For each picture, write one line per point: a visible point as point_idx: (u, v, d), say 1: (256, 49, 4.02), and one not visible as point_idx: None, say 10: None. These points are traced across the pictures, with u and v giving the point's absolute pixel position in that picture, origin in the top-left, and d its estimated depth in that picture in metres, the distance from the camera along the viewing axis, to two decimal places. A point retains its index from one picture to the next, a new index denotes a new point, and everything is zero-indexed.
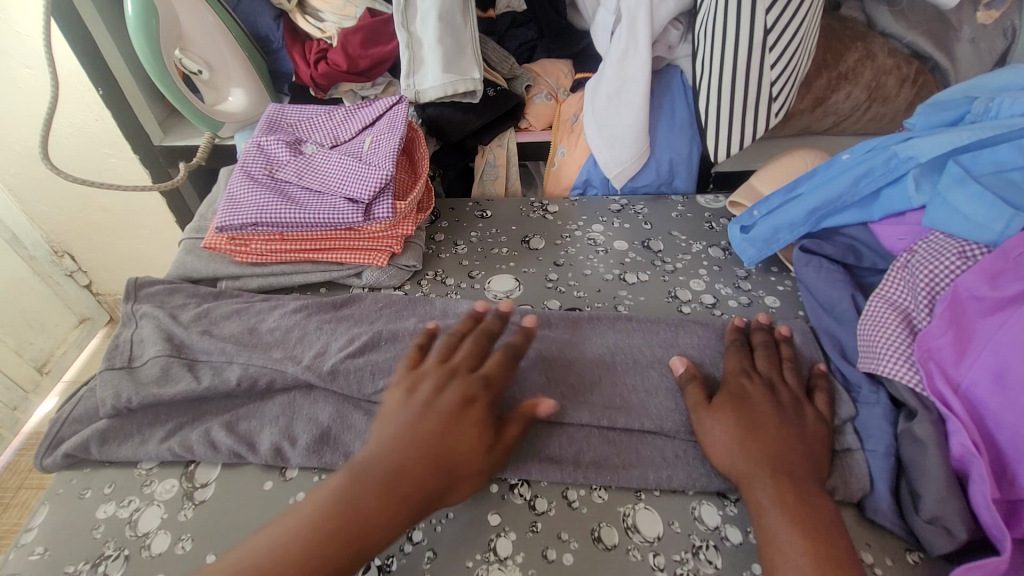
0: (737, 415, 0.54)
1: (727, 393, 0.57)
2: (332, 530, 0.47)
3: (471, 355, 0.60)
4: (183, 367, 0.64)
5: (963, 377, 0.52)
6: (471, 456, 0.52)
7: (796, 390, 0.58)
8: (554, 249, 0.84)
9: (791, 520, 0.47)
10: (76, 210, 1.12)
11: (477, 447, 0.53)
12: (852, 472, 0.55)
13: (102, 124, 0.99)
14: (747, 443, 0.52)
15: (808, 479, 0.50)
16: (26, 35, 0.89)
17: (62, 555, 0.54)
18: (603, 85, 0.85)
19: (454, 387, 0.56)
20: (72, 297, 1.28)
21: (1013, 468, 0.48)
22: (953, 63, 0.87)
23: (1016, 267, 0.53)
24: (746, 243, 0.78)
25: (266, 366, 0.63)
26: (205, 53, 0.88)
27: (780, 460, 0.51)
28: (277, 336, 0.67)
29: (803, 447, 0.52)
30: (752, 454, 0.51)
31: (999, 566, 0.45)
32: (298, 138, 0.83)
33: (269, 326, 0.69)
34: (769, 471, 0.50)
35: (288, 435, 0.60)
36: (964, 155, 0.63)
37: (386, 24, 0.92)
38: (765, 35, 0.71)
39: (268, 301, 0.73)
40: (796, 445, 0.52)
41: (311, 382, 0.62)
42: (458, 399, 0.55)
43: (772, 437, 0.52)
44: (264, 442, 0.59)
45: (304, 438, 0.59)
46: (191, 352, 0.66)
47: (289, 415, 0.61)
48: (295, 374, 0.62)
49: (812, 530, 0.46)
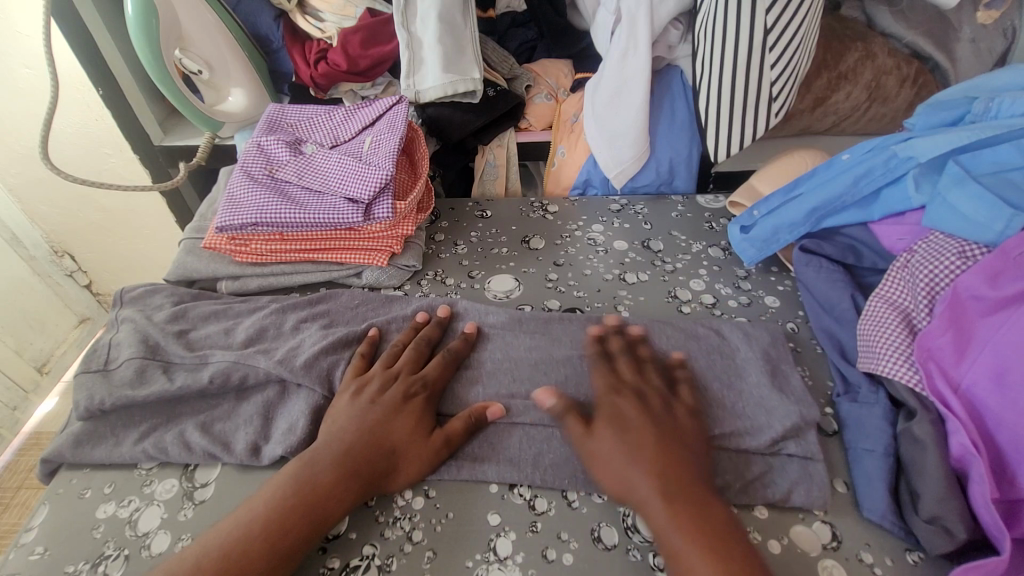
0: (612, 430, 0.53)
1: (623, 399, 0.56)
2: (293, 526, 0.49)
3: (412, 359, 0.63)
4: (159, 370, 0.63)
5: (964, 377, 0.52)
6: (409, 445, 0.56)
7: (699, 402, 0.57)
8: (554, 249, 0.84)
9: (685, 529, 0.47)
10: (75, 210, 1.12)
11: (418, 438, 0.57)
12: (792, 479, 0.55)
13: (102, 123, 0.99)
14: (628, 456, 0.51)
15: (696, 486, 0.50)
16: (26, 35, 0.89)
17: (62, 555, 0.54)
18: (603, 85, 0.85)
19: (395, 389, 0.60)
20: (73, 296, 1.27)
21: (1014, 468, 0.48)
22: (954, 62, 0.87)
23: (1015, 267, 0.53)
24: (746, 243, 0.78)
25: (237, 362, 0.62)
26: (204, 53, 0.87)
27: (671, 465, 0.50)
28: (277, 336, 0.67)
29: (697, 456, 0.52)
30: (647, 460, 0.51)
31: (998, 565, 0.45)
32: (298, 138, 0.83)
33: (249, 326, 0.68)
34: (651, 482, 0.50)
35: (264, 436, 0.60)
36: (963, 155, 0.63)
37: (386, 24, 0.92)
38: (764, 35, 0.71)
39: (248, 304, 0.73)
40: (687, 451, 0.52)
41: (283, 378, 0.62)
42: (398, 396, 0.59)
43: (665, 443, 0.52)
44: (265, 443, 0.59)
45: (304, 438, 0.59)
46: (164, 354, 0.65)
47: (289, 415, 0.61)
48: (267, 370, 0.62)
49: (708, 537, 0.46)
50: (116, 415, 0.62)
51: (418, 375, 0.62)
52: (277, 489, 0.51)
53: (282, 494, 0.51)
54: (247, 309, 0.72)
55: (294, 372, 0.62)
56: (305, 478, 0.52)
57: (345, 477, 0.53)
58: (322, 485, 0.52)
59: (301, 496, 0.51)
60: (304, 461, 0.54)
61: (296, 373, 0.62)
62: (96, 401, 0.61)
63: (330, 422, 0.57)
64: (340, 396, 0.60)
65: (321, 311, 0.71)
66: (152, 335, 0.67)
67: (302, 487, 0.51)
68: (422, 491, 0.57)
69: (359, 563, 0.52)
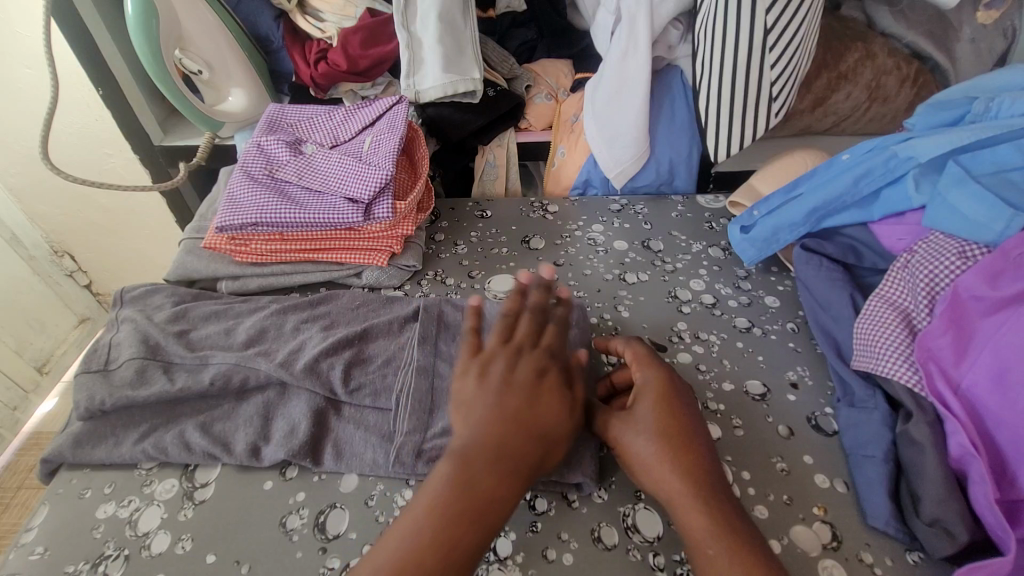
0: (666, 432, 0.52)
1: (653, 375, 0.56)
2: (463, 535, 0.45)
3: (530, 331, 0.57)
4: (159, 370, 0.63)
5: (963, 377, 0.52)
6: (560, 421, 0.51)
7: (684, 406, 0.54)
8: (554, 249, 0.84)
9: (722, 543, 0.46)
10: (76, 210, 1.12)
11: (562, 408, 0.51)
12: (807, 485, 0.57)
13: (102, 123, 0.99)
14: (680, 459, 0.50)
15: (723, 494, 0.49)
16: (25, 34, 0.89)
17: (62, 556, 0.54)
18: (603, 84, 0.85)
19: (523, 364, 0.53)
20: (72, 296, 1.27)
21: (1014, 468, 0.48)
22: (953, 62, 0.87)
23: (1016, 266, 0.52)
24: (746, 243, 0.78)
25: (239, 364, 0.63)
26: (204, 53, 0.88)
27: (673, 420, 0.53)
28: (278, 337, 0.67)
29: (715, 476, 0.50)
30: (674, 455, 0.50)
31: (1004, 566, 0.45)
32: (298, 138, 0.83)
33: (247, 325, 0.68)
34: (704, 496, 0.48)
35: (264, 436, 0.60)
36: (964, 155, 0.63)
37: (386, 24, 0.92)
38: (764, 35, 0.71)
39: (247, 304, 0.73)
40: (702, 433, 0.53)
41: (284, 379, 0.62)
42: (534, 371, 0.53)
43: (680, 433, 0.52)
44: (265, 444, 0.59)
45: (302, 438, 0.59)
46: (165, 354, 0.65)
47: (289, 414, 0.61)
48: (270, 373, 0.62)
49: (740, 553, 0.45)
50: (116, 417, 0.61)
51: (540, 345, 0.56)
52: (436, 495, 0.46)
53: (494, 494, 0.46)
54: (246, 308, 0.72)
55: (294, 372, 0.62)
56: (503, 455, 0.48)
57: (502, 469, 0.47)
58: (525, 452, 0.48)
59: (487, 508, 0.46)
60: (457, 462, 0.48)
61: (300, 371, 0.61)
62: (95, 401, 0.61)
63: (461, 412, 0.51)
64: (459, 385, 0.53)
65: (319, 313, 0.71)
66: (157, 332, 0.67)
67: (465, 490, 0.46)
68: None
69: None
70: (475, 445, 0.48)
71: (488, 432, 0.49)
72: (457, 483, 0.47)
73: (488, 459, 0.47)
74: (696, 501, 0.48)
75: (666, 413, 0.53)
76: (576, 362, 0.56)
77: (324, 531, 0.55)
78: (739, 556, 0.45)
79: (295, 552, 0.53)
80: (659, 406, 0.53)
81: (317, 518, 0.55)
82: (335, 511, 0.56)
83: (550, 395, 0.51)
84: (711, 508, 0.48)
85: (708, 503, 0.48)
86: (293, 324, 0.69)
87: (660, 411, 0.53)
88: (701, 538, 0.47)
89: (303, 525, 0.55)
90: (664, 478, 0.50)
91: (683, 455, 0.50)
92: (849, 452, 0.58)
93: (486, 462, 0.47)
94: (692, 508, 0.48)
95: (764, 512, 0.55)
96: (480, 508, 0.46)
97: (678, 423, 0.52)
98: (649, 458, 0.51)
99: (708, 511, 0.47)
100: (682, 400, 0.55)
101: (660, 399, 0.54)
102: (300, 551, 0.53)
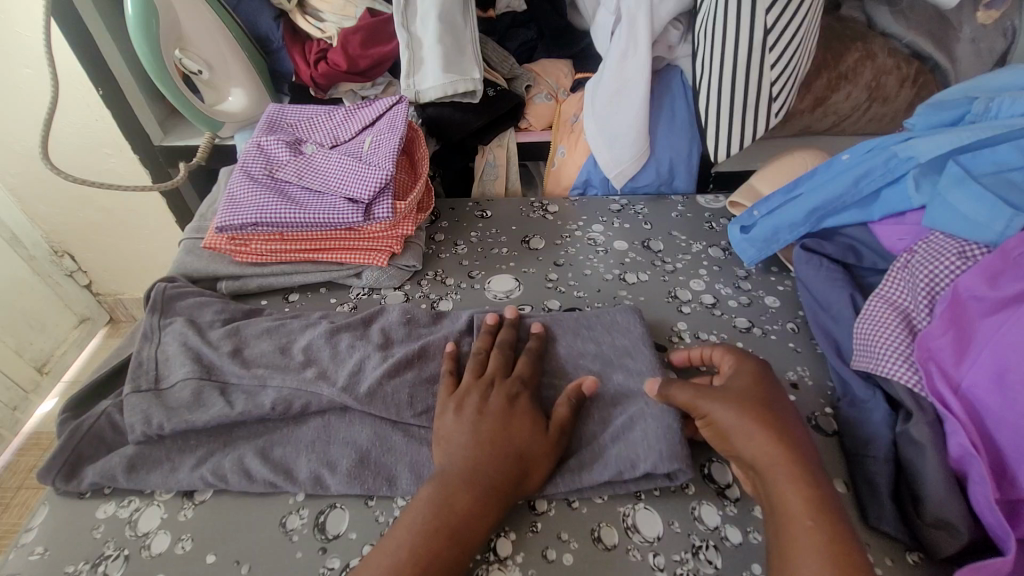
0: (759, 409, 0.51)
1: (747, 361, 0.56)
2: (438, 549, 0.47)
3: (500, 365, 0.61)
4: (215, 392, 0.61)
5: (963, 377, 0.52)
6: (532, 444, 0.54)
7: (780, 392, 0.54)
8: (554, 249, 0.84)
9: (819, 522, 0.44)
10: (76, 210, 1.12)
11: (535, 434, 0.55)
12: None
13: (103, 123, 0.99)
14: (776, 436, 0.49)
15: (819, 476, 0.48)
16: (25, 35, 0.89)
17: (61, 556, 0.54)
18: (603, 84, 0.85)
19: (495, 395, 0.57)
20: (72, 296, 1.27)
21: (1014, 468, 0.48)
22: (953, 63, 0.87)
23: (1016, 266, 0.53)
24: (746, 243, 0.78)
25: (300, 388, 0.60)
26: (204, 53, 0.88)
27: (764, 399, 0.52)
28: (334, 357, 0.64)
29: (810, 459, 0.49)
30: (769, 431, 0.49)
31: (1003, 566, 0.45)
32: (298, 138, 0.83)
33: (302, 344, 0.66)
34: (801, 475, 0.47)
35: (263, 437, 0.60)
36: (964, 155, 0.63)
37: (386, 24, 0.92)
38: (764, 35, 0.71)
39: (299, 320, 0.70)
40: (795, 416, 0.52)
41: (346, 404, 0.60)
42: (503, 400, 0.57)
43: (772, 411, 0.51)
44: (330, 473, 0.57)
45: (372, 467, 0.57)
46: (220, 374, 0.63)
47: (350, 439, 0.59)
48: (331, 398, 0.60)
49: (835, 533, 0.43)
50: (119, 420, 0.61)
51: (511, 376, 0.60)
52: (418, 513, 0.50)
53: (467, 514, 0.49)
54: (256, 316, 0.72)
55: (358, 398, 0.59)
56: (469, 477, 0.51)
57: (478, 491, 0.50)
58: (495, 473, 0.52)
59: (462, 527, 0.49)
60: (437, 484, 0.51)
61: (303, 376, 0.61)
62: (152, 424, 0.59)
63: (440, 444, 0.55)
64: (438, 416, 0.58)
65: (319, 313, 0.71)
66: (208, 350, 0.65)
67: (440, 506, 0.50)
68: None
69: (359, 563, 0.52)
70: (455, 466, 0.52)
71: (467, 455, 0.53)
72: (439, 499, 0.50)
73: (465, 483, 0.51)
74: (793, 480, 0.47)
75: (758, 393, 0.52)
76: (581, 390, 0.59)
77: (324, 531, 0.55)
78: (838, 538, 0.43)
79: (295, 552, 0.53)
80: (756, 388, 0.53)
81: (316, 518, 0.56)
82: (335, 511, 0.56)
83: (521, 421, 0.55)
84: (807, 487, 0.46)
85: (805, 480, 0.46)
86: (293, 325, 0.69)
87: (754, 391, 0.52)
88: (798, 514, 0.45)
89: (303, 525, 0.55)
90: (762, 453, 0.48)
91: (778, 432, 0.49)
92: (849, 452, 0.58)
93: (460, 481, 0.51)
94: (790, 485, 0.46)
95: None
96: (450, 526, 0.49)
97: (770, 404, 0.51)
98: (740, 428, 0.50)
99: (808, 490, 0.46)
100: (776, 385, 0.54)
101: (758, 382, 0.54)
102: (300, 551, 0.53)
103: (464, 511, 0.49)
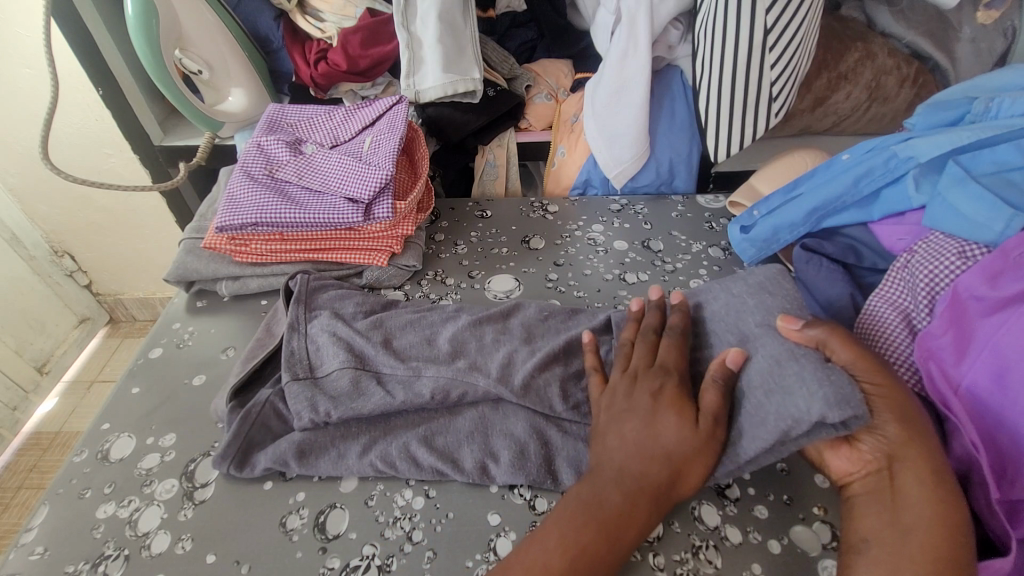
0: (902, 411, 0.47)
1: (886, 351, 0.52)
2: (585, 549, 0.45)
3: (644, 354, 0.56)
4: (374, 381, 0.60)
5: (963, 377, 0.52)
6: (685, 442, 0.48)
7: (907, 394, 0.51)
8: (554, 249, 0.84)
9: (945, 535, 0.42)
10: (76, 210, 1.11)
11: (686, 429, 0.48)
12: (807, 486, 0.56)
13: (102, 123, 0.99)
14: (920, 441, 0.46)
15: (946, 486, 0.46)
16: (24, 35, 0.89)
17: (61, 555, 0.54)
18: (603, 84, 0.85)
19: (640, 389, 0.52)
20: (71, 295, 1.28)
21: (1014, 469, 0.48)
22: (953, 63, 0.87)
23: (1016, 266, 0.52)
24: (746, 243, 0.78)
25: (456, 378, 0.59)
26: (204, 53, 0.87)
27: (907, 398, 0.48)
28: (481, 349, 0.63)
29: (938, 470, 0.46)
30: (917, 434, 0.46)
31: (1004, 566, 0.45)
32: (298, 138, 0.83)
33: (448, 335, 0.64)
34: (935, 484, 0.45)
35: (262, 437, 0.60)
36: (964, 155, 0.63)
37: (386, 24, 0.92)
38: (765, 35, 0.71)
39: (439, 311, 0.68)
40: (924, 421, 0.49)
41: (502, 395, 0.58)
42: (647, 395, 0.51)
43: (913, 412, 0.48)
44: (493, 463, 0.56)
45: (409, 458, 0.56)
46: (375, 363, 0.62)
47: (509, 430, 0.57)
48: (488, 388, 0.58)
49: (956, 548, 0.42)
50: (285, 409, 0.61)
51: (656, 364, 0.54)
52: (569, 506, 0.48)
53: (618, 516, 0.46)
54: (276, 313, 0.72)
55: (514, 390, 0.58)
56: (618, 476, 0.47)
57: (631, 492, 0.47)
58: (646, 474, 0.47)
59: (615, 528, 0.46)
60: (589, 480, 0.49)
61: (335, 373, 0.61)
62: (319, 412, 0.58)
63: (602, 439, 0.51)
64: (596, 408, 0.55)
65: None
66: (285, 343, 0.64)
67: (589, 505, 0.47)
68: (422, 491, 0.57)
69: (359, 563, 0.52)
70: (607, 461, 0.49)
71: (623, 454, 0.49)
72: (587, 497, 0.47)
73: (615, 481, 0.48)
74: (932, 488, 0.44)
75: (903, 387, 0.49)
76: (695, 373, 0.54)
77: (324, 531, 0.55)
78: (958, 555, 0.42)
79: (295, 552, 0.53)
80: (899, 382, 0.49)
81: (316, 518, 0.55)
82: (334, 511, 0.56)
83: (668, 415, 0.49)
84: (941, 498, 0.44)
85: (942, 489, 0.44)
86: None
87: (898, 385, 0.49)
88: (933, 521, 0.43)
89: (303, 525, 0.55)
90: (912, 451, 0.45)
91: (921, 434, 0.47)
92: None
93: (610, 480, 0.48)
94: (928, 489, 0.44)
95: (763, 513, 0.55)
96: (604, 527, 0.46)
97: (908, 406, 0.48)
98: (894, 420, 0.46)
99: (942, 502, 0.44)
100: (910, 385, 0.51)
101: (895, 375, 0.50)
102: (300, 551, 0.53)
103: (616, 513, 0.46)
